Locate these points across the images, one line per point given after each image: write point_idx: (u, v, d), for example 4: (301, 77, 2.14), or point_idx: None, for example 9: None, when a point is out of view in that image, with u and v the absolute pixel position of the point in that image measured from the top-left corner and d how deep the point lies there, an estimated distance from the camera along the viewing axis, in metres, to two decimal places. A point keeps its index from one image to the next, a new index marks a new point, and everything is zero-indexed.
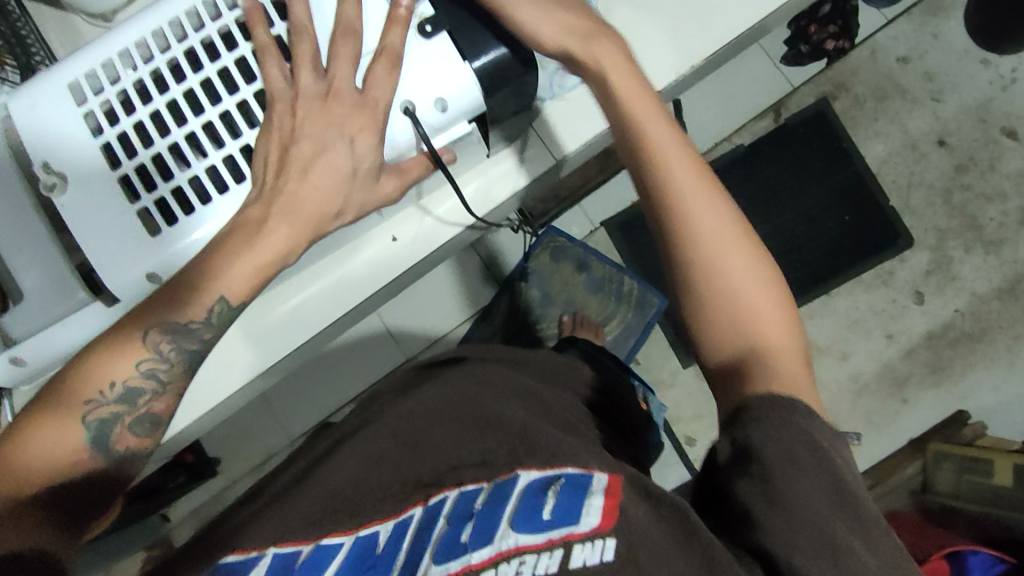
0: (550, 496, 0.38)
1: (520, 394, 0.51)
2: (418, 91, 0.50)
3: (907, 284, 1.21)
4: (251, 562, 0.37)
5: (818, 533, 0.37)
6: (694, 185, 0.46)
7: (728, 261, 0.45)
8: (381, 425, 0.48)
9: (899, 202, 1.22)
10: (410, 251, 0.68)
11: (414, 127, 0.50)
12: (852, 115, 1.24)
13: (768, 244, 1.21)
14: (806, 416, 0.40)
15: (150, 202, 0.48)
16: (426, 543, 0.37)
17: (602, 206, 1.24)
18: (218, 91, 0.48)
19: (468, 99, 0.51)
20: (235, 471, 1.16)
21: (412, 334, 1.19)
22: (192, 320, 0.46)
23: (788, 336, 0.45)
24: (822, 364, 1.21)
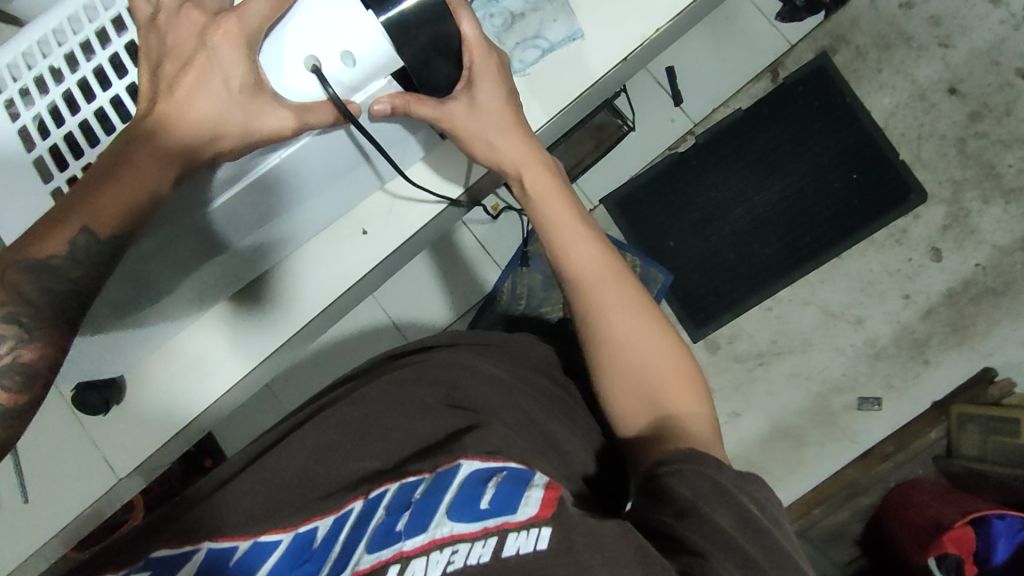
0: (489, 485, 0.39)
1: (481, 378, 0.52)
2: (323, 45, 0.44)
3: (922, 240, 1.16)
4: (185, 556, 0.40)
5: (733, 551, 0.37)
6: (601, 273, 0.54)
7: (634, 337, 0.51)
8: (335, 412, 0.49)
9: (909, 155, 1.17)
10: (380, 241, 0.70)
11: (323, 86, 0.44)
12: (855, 68, 1.19)
13: (770, 211, 1.17)
14: (716, 468, 0.41)
15: (62, 181, 0.44)
16: (361, 535, 0.39)
17: (598, 183, 1.21)
18: (128, 64, 0.46)
19: (383, 52, 0.45)
20: None
21: (417, 325, 1.18)
22: (52, 257, 0.41)
23: (695, 404, 0.50)
24: (837, 330, 1.16)
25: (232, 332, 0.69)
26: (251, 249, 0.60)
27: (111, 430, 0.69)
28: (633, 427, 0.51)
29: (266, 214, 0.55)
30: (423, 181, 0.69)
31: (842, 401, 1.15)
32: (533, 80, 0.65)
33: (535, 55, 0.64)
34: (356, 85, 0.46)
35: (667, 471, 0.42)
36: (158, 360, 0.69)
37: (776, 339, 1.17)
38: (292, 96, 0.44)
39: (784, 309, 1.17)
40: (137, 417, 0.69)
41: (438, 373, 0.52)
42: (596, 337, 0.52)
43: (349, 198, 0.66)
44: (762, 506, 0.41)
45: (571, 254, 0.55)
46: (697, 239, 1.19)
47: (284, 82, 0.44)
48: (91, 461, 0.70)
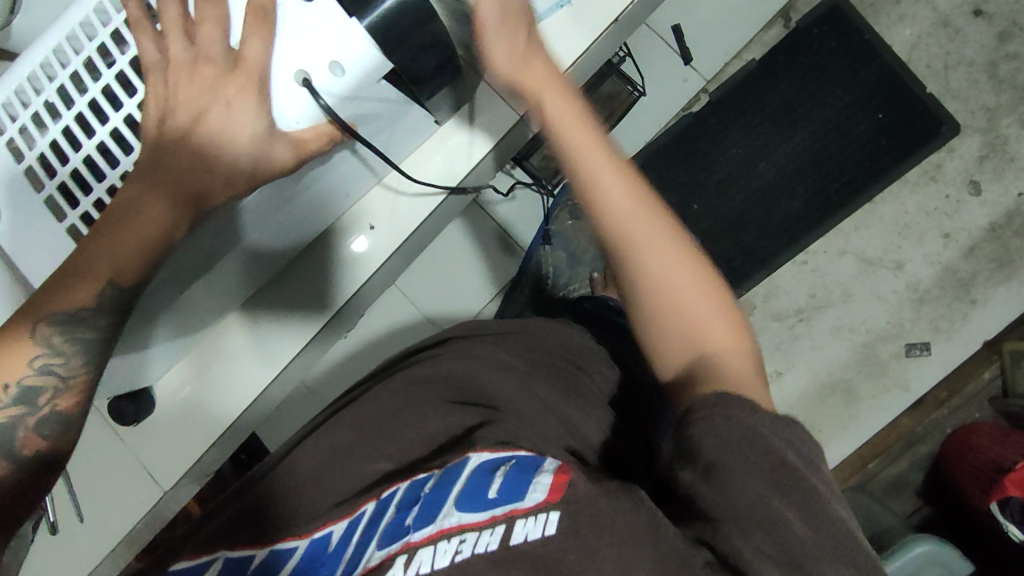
0: (497, 476, 0.40)
1: (491, 367, 0.54)
2: (310, 59, 0.45)
3: (958, 174, 1.11)
4: (205, 564, 0.42)
5: (757, 512, 0.35)
6: (634, 207, 0.51)
7: (670, 274, 0.50)
8: (349, 416, 0.51)
9: (938, 86, 1.11)
10: (392, 232, 0.70)
11: (314, 99, 0.46)
12: (871, 3, 1.13)
13: (793, 162, 1.13)
14: (748, 413, 0.39)
15: (77, 219, 0.48)
16: (372, 535, 0.39)
17: None
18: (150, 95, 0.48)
19: (371, 61, 0.46)
20: None
21: (447, 315, 1.19)
22: (82, 308, 0.45)
23: (733, 339, 0.50)
24: (876, 278, 1.12)
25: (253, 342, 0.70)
26: (258, 264, 0.61)
27: (151, 449, 0.71)
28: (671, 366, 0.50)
29: (296, 215, 0.59)
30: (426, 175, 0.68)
31: (890, 349, 1.11)
32: None
33: None
34: (349, 96, 0.47)
35: (697, 417, 0.39)
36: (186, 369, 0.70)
37: (813, 293, 1.14)
38: (289, 113, 0.47)
39: (818, 261, 1.14)
40: (170, 428, 0.70)
41: (449, 376, 0.54)
42: (631, 278, 0.51)
43: (354, 187, 0.65)
44: (798, 448, 0.38)
45: (599, 192, 0.51)
46: (722, 199, 1.15)
47: (283, 104, 0.47)
48: (139, 478, 0.71)
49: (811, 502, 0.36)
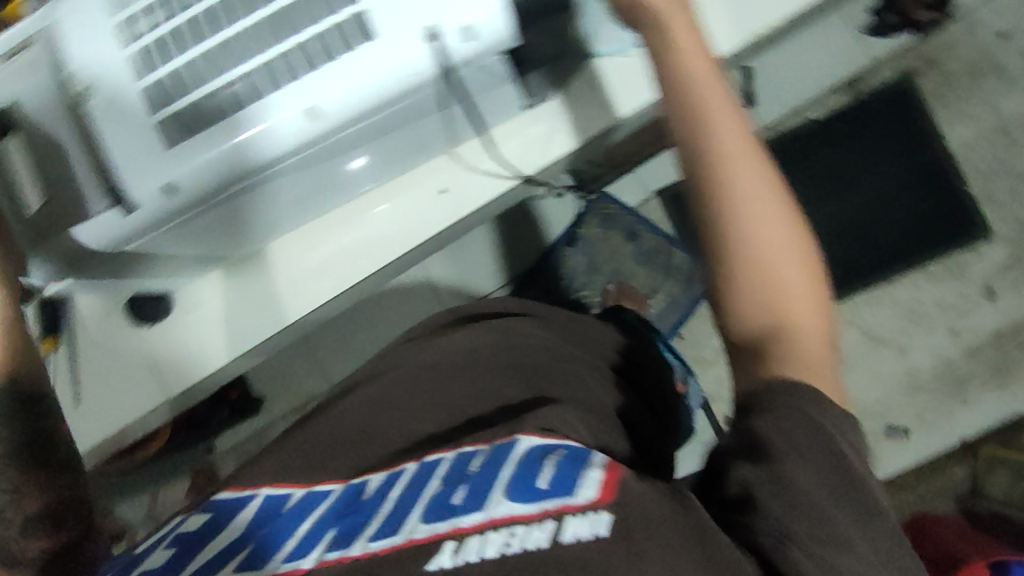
0: (549, 466, 0.36)
1: (540, 347, 0.55)
2: (448, 16, 0.42)
3: (979, 277, 1.14)
4: (246, 499, 0.41)
5: (820, 521, 0.34)
6: (737, 147, 0.45)
7: (772, 227, 0.44)
8: (403, 370, 0.52)
9: (981, 189, 1.14)
10: (455, 205, 0.64)
11: (436, 57, 0.43)
12: (939, 94, 1.16)
13: (829, 225, 1.16)
14: (813, 400, 0.38)
15: (178, 110, 0.43)
16: (417, 499, 0.36)
17: (655, 175, 1.25)
18: (354, 39, 0.42)
19: (502, 28, 0.43)
20: (275, 411, 1.34)
21: (455, 291, 1.28)
22: None
23: (815, 317, 0.43)
24: (876, 356, 1.15)
25: (302, 260, 0.66)
26: (323, 202, 0.61)
27: (159, 354, 0.66)
28: (743, 325, 0.44)
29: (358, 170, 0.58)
30: (506, 160, 0.63)
31: (871, 427, 1.15)
32: (630, 63, 0.61)
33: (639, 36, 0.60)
34: (469, 62, 0.44)
35: (761, 404, 0.38)
36: (229, 275, 0.66)
37: None
38: (407, 67, 0.43)
39: None
40: (183, 330, 0.66)
41: (504, 340, 0.55)
42: (718, 218, 0.45)
43: (427, 146, 0.60)
44: (860, 451, 0.38)
45: (707, 123, 0.46)
46: None
47: (385, 59, 0.42)
48: (136, 384, 0.66)
49: (876, 514, 0.36)
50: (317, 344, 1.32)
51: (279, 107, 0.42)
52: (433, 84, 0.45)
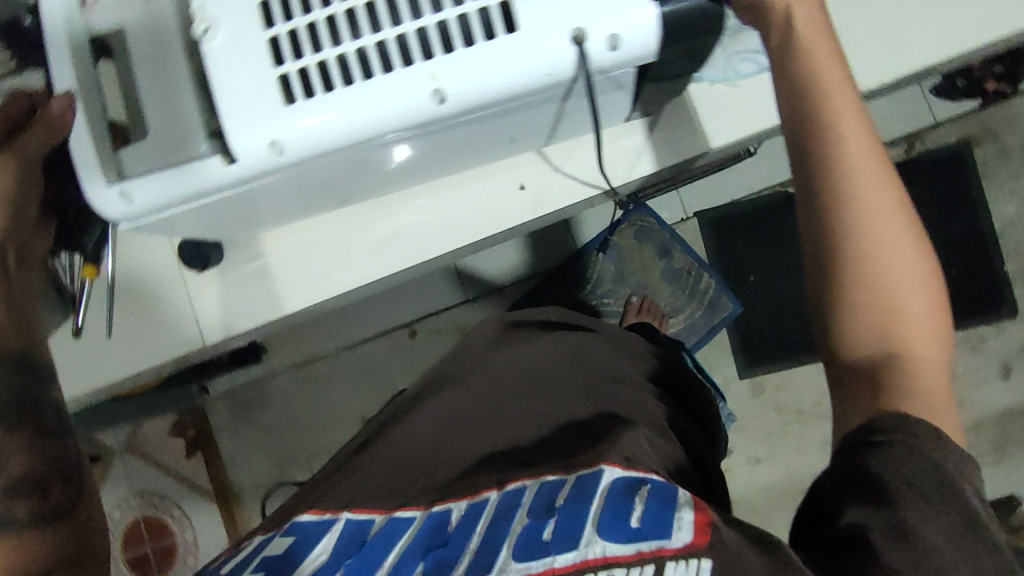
0: (637, 503, 0.38)
1: (602, 370, 0.57)
2: (598, 20, 0.42)
3: (997, 353, 1.15)
4: (329, 522, 0.43)
5: (941, 565, 0.37)
6: (866, 169, 0.44)
7: (891, 257, 0.44)
8: (467, 390, 0.55)
9: (1015, 268, 1.15)
10: (535, 203, 0.64)
11: (578, 59, 0.42)
12: (992, 166, 1.16)
13: None
14: (936, 447, 0.40)
15: (293, 71, 0.43)
16: (505, 533, 0.38)
17: (700, 197, 1.21)
18: (497, 27, 0.42)
19: (650, 44, 0.43)
20: (277, 362, 1.36)
21: (476, 276, 1.28)
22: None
23: (931, 346, 0.44)
24: None
25: (369, 231, 0.67)
26: (405, 178, 0.61)
27: (211, 301, 0.67)
28: (853, 351, 0.45)
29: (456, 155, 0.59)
30: (589, 172, 0.64)
31: None
32: (736, 93, 0.62)
33: (749, 70, 0.60)
34: (607, 69, 0.44)
35: (879, 444, 0.40)
36: (289, 234, 0.67)
37: (821, 402, 1.18)
38: (549, 63, 0.43)
39: None
40: (233, 281, 0.67)
41: (567, 355, 0.57)
42: (839, 249, 0.44)
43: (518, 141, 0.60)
44: (979, 490, 0.40)
45: (835, 148, 0.44)
46: (780, 283, 1.19)
47: (527, 53, 0.42)
48: (181, 324, 0.67)
49: (995, 554, 0.38)
50: (334, 318, 1.34)
51: (408, 83, 0.43)
52: (566, 85, 0.45)
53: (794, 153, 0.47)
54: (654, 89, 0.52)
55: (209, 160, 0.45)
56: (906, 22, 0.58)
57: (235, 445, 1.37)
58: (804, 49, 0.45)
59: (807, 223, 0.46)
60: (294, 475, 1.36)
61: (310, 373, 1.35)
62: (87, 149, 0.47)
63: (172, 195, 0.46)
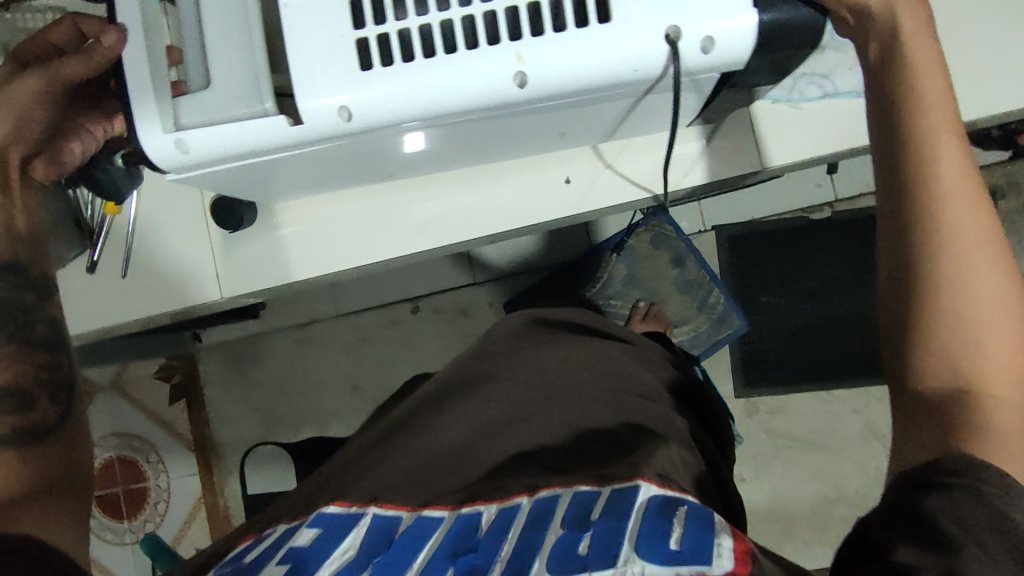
0: (676, 524, 0.38)
1: (630, 380, 0.57)
2: (695, 21, 0.41)
3: None
4: (354, 516, 0.43)
5: None
6: (958, 191, 0.42)
7: (973, 286, 0.41)
8: (498, 385, 0.54)
9: None
10: (580, 199, 0.63)
11: (669, 58, 0.42)
12: (1013, 220, 1.16)
13: (870, 311, 1.17)
14: (1003, 495, 0.36)
15: (373, 35, 0.43)
16: (538, 544, 0.38)
17: (721, 211, 1.20)
18: (591, 15, 0.42)
19: (738, 56, 0.43)
20: (274, 320, 1.34)
21: (487, 262, 1.26)
22: None
23: (1016, 391, 0.39)
24: (871, 449, 1.17)
25: (407, 209, 0.65)
26: (455, 157, 0.60)
27: (238, 257, 0.67)
28: (922, 384, 0.41)
29: (512, 138, 0.58)
30: (640, 175, 0.62)
31: (844, 514, 1.17)
32: (800, 116, 0.61)
33: (816, 95, 0.60)
34: (696, 73, 0.43)
35: (944, 484, 0.36)
36: (328, 203, 0.66)
37: (812, 430, 1.18)
38: (636, 55, 0.42)
39: (835, 408, 1.18)
40: (262, 244, 0.67)
41: (598, 363, 0.57)
42: (917, 267, 0.42)
43: (573, 131, 0.59)
44: None
45: (925, 161, 0.42)
46: (790, 307, 1.19)
47: (617, 44, 0.42)
48: (202, 275, 0.68)
49: None
50: (338, 286, 1.32)
51: (494, 62, 0.42)
52: (649, 82, 0.44)
53: (881, 164, 0.45)
54: (726, 97, 0.52)
55: (271, 119, 0.45)
56: (976, 67, 0.58)
57: (222, 397, 1.36)
58: (903, 60, 0.44)
59: (886, 238, 0.44)
60: (276, 435, 1.34)
61: (307, 335, 1.34)
62: (145, 86, 0.45)
63: (236, 151, 0.46)
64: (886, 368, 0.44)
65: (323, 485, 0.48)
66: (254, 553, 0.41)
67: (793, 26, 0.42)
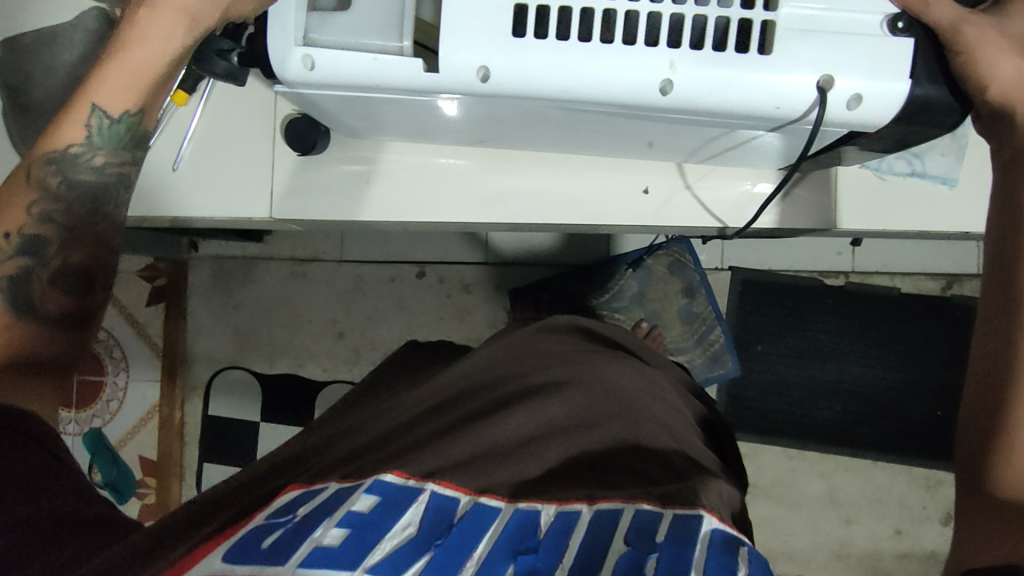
0: (741, 562, 0.41)
1: (673, 412, 0.59)
2: (851, 77, 0.42)
3: (946, 504, 1.18)
4: (413, 489, 0.44)
5: None
6: None
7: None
8: (561, 389, 0.55)
9: None
10: (653, 211, 0.64)
11: (815, 103, 0.42)
12: None
13: (857, 385, 1.20)
14: None
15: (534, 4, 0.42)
16: (603, 555, 0.40)
17: (743, 254, 1.21)
18: (753, 43, 0.42)
19: (882, 116, 0.43)
20: (277, 249, 1.31)
21: (504, 247, 1.26)
22: (72, 144, 0.49)
23: None
24: (824, 513, 1.20)
25: (480, 181, 0.65)
26: (544, 139, 0.60)
27: (299, 184, 0.66)
28: (998, 487, 0.45)
29: (603, 139, 0.59)
30: (717, 202, 0.64)
31: (783, 568, 1.20)
32: (883, 187, 0.62)
33: (906, 169, 0.61)
34: (833, 125, 0.44)
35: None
36: (404, 149, 0.65)
37: (774, 483, 1.21)
38: (782, 92, 0.42)
39: (800, 467, 1.21)
40: (328, 174, 0.66)
41: (649, 390, 0.59)
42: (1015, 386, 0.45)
43: (665, 144, 0.59)
44: None
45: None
46: (785, 363, 1.21)
47: (770, 74, 0.42)
48: (256, 191, 0.66)
49: None
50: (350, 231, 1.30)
51: (646, 62, 0.42)
52: (785, 122, 0.44)
53: (993, 278, 0.49)
54: (833, 153, 0.53)
55: (407, 60, 0.43)
56: None
57: (203, 311, 1.33)
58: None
59: (983, 348, 0.48)
60: (249, 361, 1.32)
61: (303, 272, 1.31)
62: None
63: (358, 78, 0.44)
64: (956, 462, 0.49)
65: (378, 453, 0.50)
66: (308, 509, 0.43)
67: (940, 104, 0.43)
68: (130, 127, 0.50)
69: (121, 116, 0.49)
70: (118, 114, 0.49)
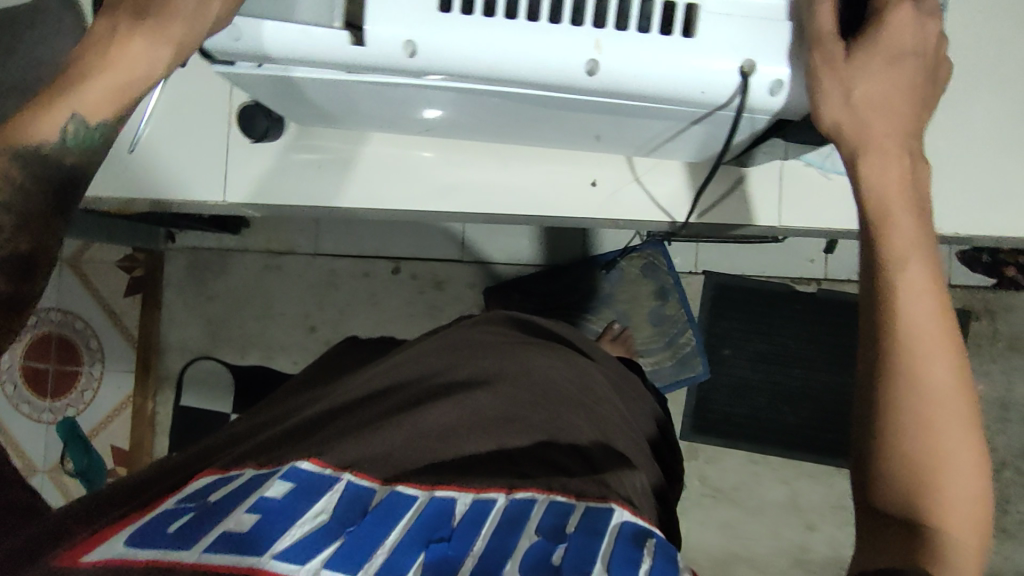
0: (646, 556, 0.41)
1: (605, 405, 0.60)
2: (771, 64, 0.43)
3: None
4: (329, 479, 0.45)
5: None
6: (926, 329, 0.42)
7: (938, 435, 0.41)
8: (489, 383, 0.56)
9: None
10: (601, 203, 0.65)
11: (738, 88, 0.43)
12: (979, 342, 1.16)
13: (824, 392, 1.20)
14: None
15: None
16: (511, 542, 0.41)
17: (715, 259, 1.22)
18: (675, 27, 0.42)
19: (803, 100, 0.44)
20: (253, 240, 1.32)
21: (478, 245, 1.27)
22: (43, 140, 0.43)
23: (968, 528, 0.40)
24: (789, 520, 1.20)
25: (432, 172, 0.66)
26: (491, 130, 0.61)
27: (252, 169, 0.66)
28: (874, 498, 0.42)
29: (548, 129, 0.60)
30: (665, 197, 0.64)
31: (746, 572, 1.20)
32: (827, 185, 0.63)
33: None
34: (754, 111, 0.45)
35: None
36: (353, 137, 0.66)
37: (739, 487, 1.21)
38: (707, 77, 0.43)
39: (765, 473, 1.21)
40: (281, 160, 0.66)
41: (578, 385, 0.59)
42: (879, 403, 0.42)
43: (611, 137, 0.59)
44: None
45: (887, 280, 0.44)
46: (752, 368, 1.21)
47: (695, 58, 0.42)
48: (210, 175, 0.67)
49: None
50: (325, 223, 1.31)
51: (571, 42, 0.43)
52: (711, 108, 0.45)
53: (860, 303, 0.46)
54: (769, 146, 0.53)
55: (335, 34, 0.44)
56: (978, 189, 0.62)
57: (178, 303, 1.33)
58: (873, 209, 0.45)
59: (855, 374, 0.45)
60: (221, 353, 1.32)
61: (278, 265, 1.31)
62: None
63: (291, 52, 0.44)
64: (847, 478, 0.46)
65: (301, 442, 0.50)
66: (220, 495, 0.43)
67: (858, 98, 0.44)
68: (106, 136, 0.46)
69: (99, 123, 0.45)
70: (96, 123, 0.45)
